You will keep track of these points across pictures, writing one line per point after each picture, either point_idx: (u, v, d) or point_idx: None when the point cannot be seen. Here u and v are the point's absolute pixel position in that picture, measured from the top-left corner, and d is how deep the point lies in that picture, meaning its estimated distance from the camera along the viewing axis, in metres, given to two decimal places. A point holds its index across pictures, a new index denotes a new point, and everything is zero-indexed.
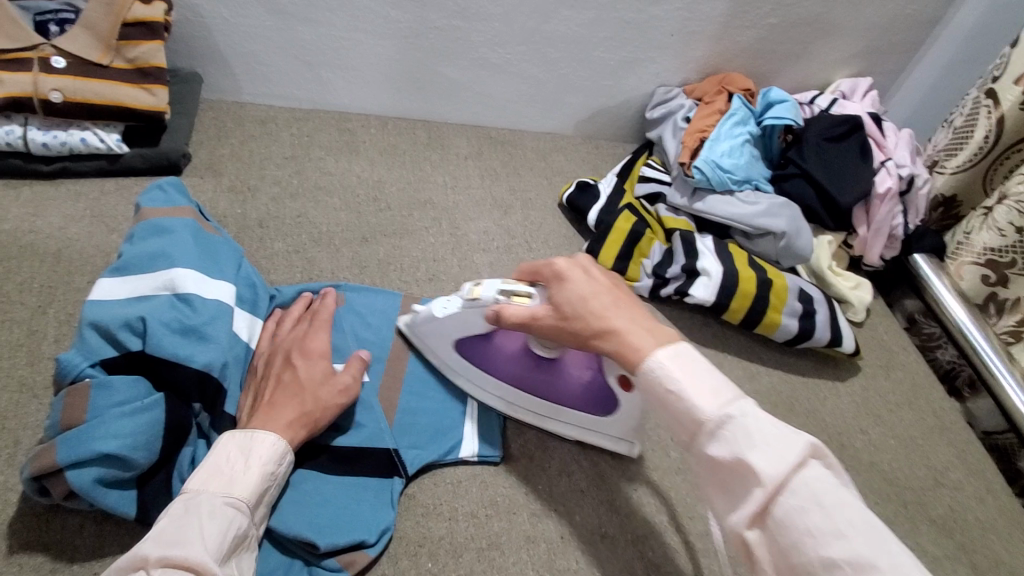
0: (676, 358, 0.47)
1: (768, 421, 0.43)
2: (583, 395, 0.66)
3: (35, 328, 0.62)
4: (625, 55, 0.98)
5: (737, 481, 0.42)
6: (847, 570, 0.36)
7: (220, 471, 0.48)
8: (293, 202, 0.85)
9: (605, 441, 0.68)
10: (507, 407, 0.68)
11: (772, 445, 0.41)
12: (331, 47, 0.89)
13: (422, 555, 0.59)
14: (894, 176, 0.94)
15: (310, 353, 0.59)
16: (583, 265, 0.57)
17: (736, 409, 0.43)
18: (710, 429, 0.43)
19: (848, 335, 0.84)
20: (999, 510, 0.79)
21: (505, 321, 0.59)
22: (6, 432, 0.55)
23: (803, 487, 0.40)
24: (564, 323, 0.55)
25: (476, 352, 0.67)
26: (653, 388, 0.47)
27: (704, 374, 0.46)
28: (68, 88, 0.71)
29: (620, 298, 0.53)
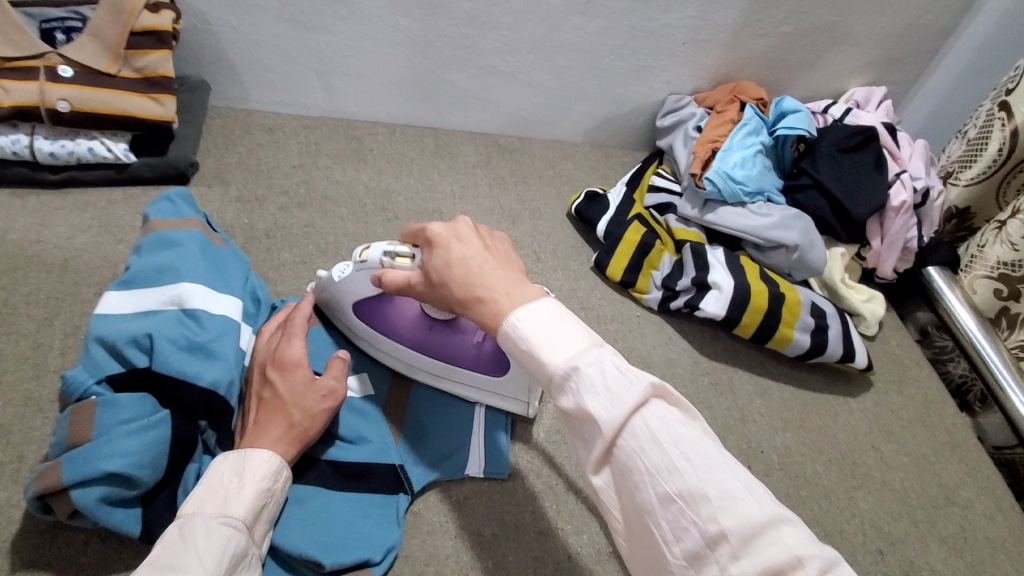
0: (536, 318, 0.44)
1: (613, 363, 0.41)
2: (478, 355, 0.65)
3: (41, 340, 0.62)
4: (635, 63, 0.97)
5: (585, 429, 0.42)
6: (679, 503, 0.38)
7: (215, 491, 0.47)
8: (301, 212, 0.84)
9: (502, 401, 0.67)
10: (409, 368, 0.68)
11: (612, 391, 0.40)
12: (340, 55, 0.89)
13: (428, 573, 0.58)
14: (908, 189, 0.92)
15: (287, 363, 0.57)
16: (458, 231, 0.52)
17: (584, 360, 0.41)
18: (558, 382, 0.42)
19: (861, 350, 0.83)
20: (1015, 531, 0.77)
21: (387, 288, 0.56)
22: (11, 447, 0.55)
23: (643, 429, 0.39)
24: (431, 288, 0.52)
25: (373, 315, 0.67)
26: (510, 348, 0.45)
27: (556, 328, 0.43)
28: (75, 97, 0.70)
29: (495, 262, 0.50)
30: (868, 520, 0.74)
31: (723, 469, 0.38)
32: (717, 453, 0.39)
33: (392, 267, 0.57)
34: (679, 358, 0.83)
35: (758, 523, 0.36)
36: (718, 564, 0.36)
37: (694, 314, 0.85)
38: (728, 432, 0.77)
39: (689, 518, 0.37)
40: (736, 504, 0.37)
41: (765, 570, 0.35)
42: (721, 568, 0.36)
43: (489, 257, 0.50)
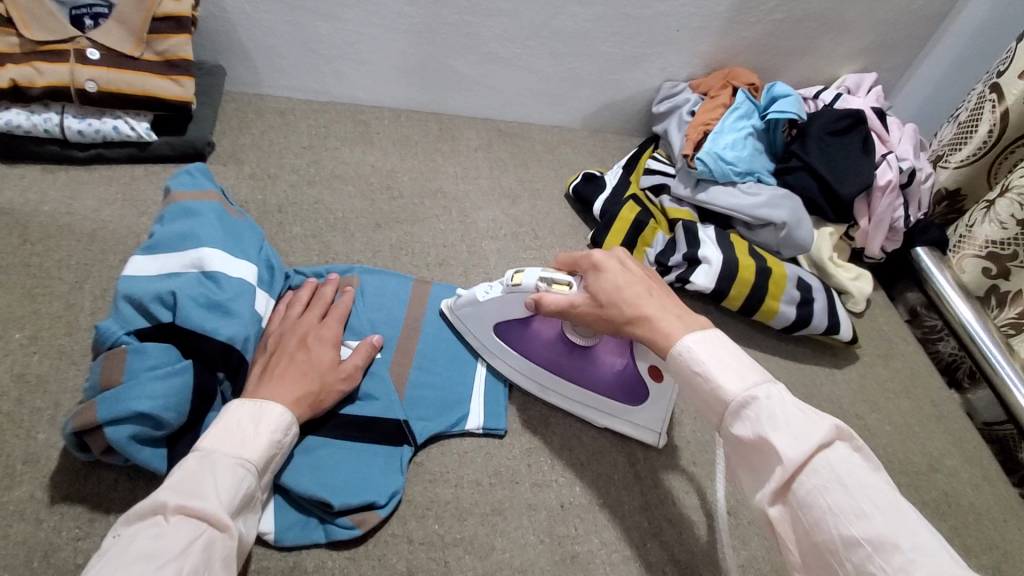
0: (706, 343, 0.53)
1: (792, 402, 0.48)
2: (613, 382, 0.70)
3: (73, 301, 0.67)
4: (631, 50, 1.01)
5: (762, 459, 0.48)
6: (868, 548, 0.41)
7: (232, 433, 0.50)
8: (311, 190, 0.89)
9: (629, 428, 0.71)
10: (542, 390, 0.73)
11: (793, 427, 0.47)
12: (347, 42, 0.93)
13: (429, 517, 0.63)
14: (894, 169, 0.95)
15: (324, 339, 0.64)
16: (618, 258, 0.63)
17: (761, 392, 0.49)
18: (735, 409, 0.50)
19: (846, 324, 0.86)
20: (992, 495, 0.81)
21: (546, 307, 0.64)
22: (48, 395, 0.60)
23: (826, 469, 0.45)
24: (598, 308, 0.61)
25: (515, 336, 0.72)
26: (680, 369, 0.54)
27: (726, 356, 0.52)
28: (102, 78, 0.75)
29: (656, 292, 0.60)
30: None
31: (914, 521, 0.42)
32: (904, 505, 0.43)
33: (549, 292, 0.65)
34: None
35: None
36: None
37: (685, 288, 0.88)
38: None
39: (876, 563, 0.41)
40: (927, 556, 0.40)
41: None
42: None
43: (652, 288, 0.60)
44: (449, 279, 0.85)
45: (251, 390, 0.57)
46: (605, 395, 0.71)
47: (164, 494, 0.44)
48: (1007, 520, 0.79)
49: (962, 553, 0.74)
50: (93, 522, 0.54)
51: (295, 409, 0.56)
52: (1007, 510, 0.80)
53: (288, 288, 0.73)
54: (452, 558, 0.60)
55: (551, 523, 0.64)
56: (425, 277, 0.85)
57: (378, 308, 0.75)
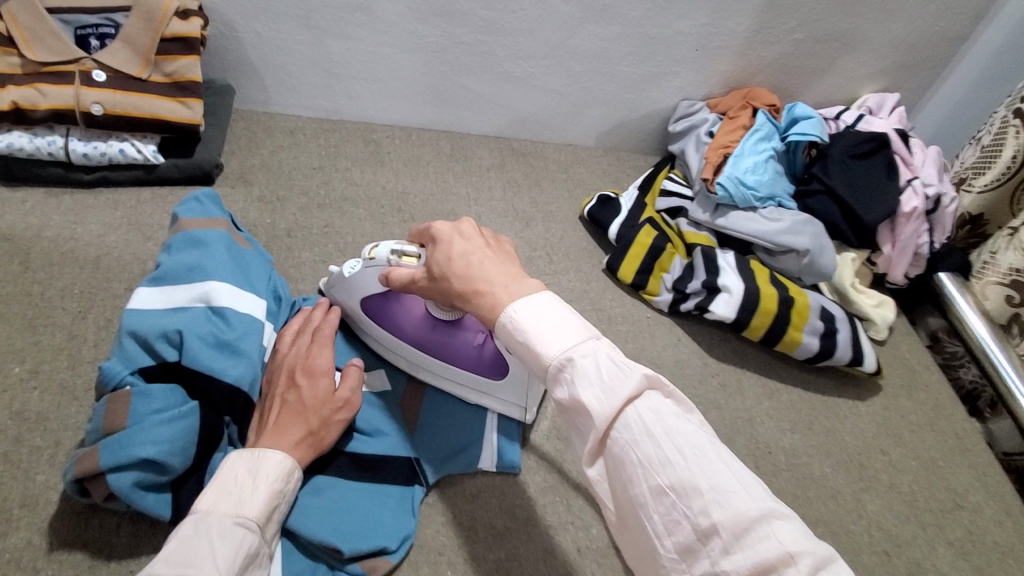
0: (535, 312, 0.45)
1: (608, 355, 0.43)
2: (477, 360, 0.66)
3: (76, 332, 0.65)
4: (649, 70, 0.99)
5: (580, 420, 0.43)
6: (671, 495, 0.38)
7: (230, 489, 0.48)
8: (321, 213, 0.87)
9: (497, 404, 0.68)
10: (411, 366, 0.69)
11: (605, 382, 0.41)
12: (359, 61, 0.91)
13: (442, 562, 0.60)
14: (921, 196, 0.92)
15: (313, 371, 0.59)
16: (460, 226, 0.54)
17: (579, 352, 0.43)
18: (554, 374, 0.43)
19: (870, 355, 0.83)
20: (1019, 534, 0.78)
21: (394, 282, 0.58)
22: (48, 433, 0.58)
23: (637, 422, 0.41)
24: (434, 283, 0.53)
25: (380, 313, 0.68)
26: (508, 341, 0.46)
27: (556, 323, 0.44)
28: (108, 101, 0.74)
29: (496, 258, 0.51)
30: (876, 522, 0.74)
31: (716, 460, 0.39)
32: (708, 445, 0.40)
33: (398, 265, 0.60)
34: (689, 359, 0.84)
35: (749, 518, 0.36)
36: (709, 556, 0.37)
37: (704, 317, 0.86)
38: (736, 431, 0.78)
39: (680, 508, 0.38)
40: (726, 496, 0.37)
41: (755, 563, 0.35)
42: (711, 560, 0.37)
43: (490, 255, 0.51)
44: None
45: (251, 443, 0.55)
46: (470, 371, 0.67)
47: (157, 567, 0.40)
48: None
49: None
50: (94, 570, 0.52)
51: (298, 453, 0.54)
52: None
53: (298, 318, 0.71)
54: None
55: (567, 569, 0.61)
56: None
57: None
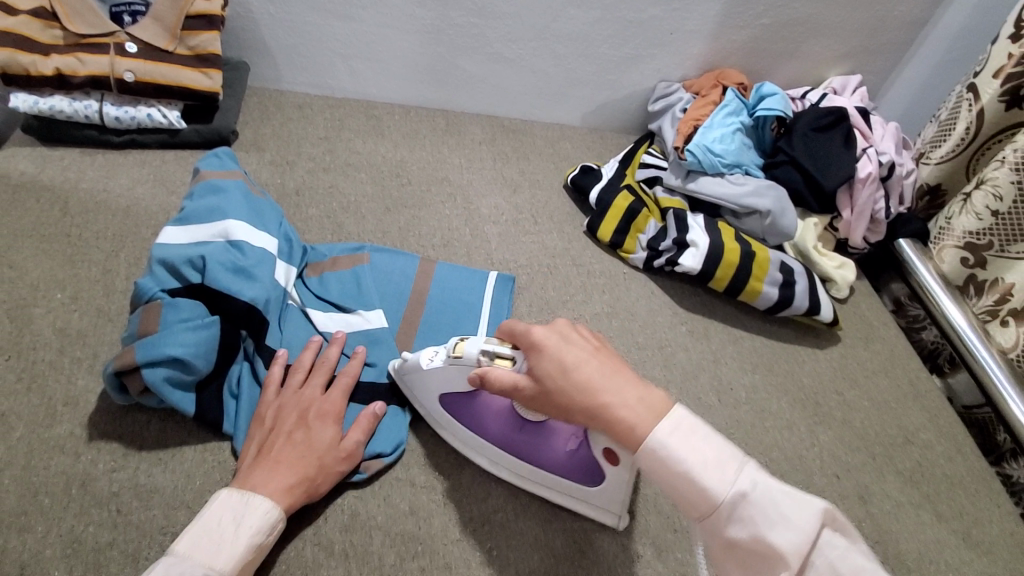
0: (679, 435, 0.50)
1: (777, 487, 0.48)
2: (568, 463, 0.64)
3: (110, 267, 0.74)
4: (627, 52, 1.08)
5: (761, 560, 0.47)
6: None
7: (212, 534, 0.51)
8: (326, 176, 0.96)
9: (589, 509, 0.65)
10: (494, 466, 0.68)
11: (788, 520, 0.46)
12: (362, 42, 1.01)
13: (431, 465, 0.68)
14: (874, 163, 1.01)
15: (325, 417, 0.63)
16: (560, 331, 0.58)
17: (747, 483, 0.48)
18: (726, 512, 0.48)
19: (826, 305, 0.91)
20: (968, 469, 0.82)
21: (489, 383, 0.59)
22: (88, 347, 0.67)
23: (822, 560, 0.46)
24: (546, 393, 0.56)
25: (464, 408, 0.67)
26: (660, 471, 0.50)
27: (709, 451, 0.49)
28: (139, 69, 0.83)
29: (609, 369, 0.56)
30: (828, 450, 0.80)
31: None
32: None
33: (491, 366, 0.60)
34: (660, 309, 0.92)
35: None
36: None
37: (675, 271, 0.94)
38: (700, 369, 0.85)
39: None
40: None
41: None
42: None
43: (605, 366, 0.56)
44: (453, 258, 0.91)
45: (244, 473, 0.58)
46: (559, 474, 0.65)
47: None
48: (980, 492, 0.80)
49: (935, 518, 0.76)
50: (128, 455, 0.61)
51: (288, 499, 0.56)
52: (981, 483, 0.81)
53: (308, 261, 0.80)
54: (449, 502, 0.65)
55: None
56: (431, 257, 0.91)
57: (386, 283, 0.80)
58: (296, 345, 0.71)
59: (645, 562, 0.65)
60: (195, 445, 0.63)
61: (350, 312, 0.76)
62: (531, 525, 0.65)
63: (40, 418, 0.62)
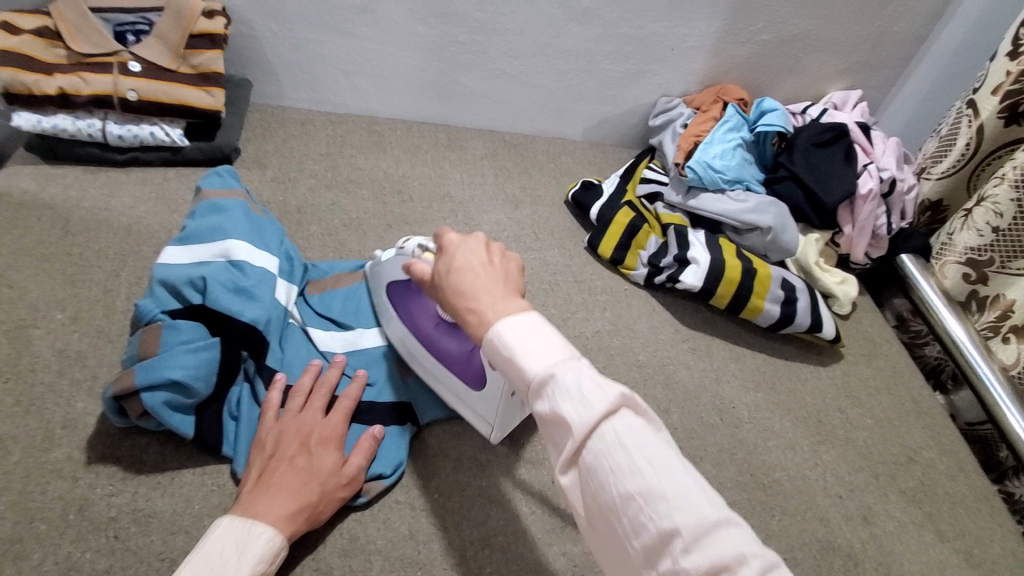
0: (517, 327, 0.49)
1: (588, 372, 0.46)
2: (466, 366, 0.69)
3: (111, 287, 0.75)
4: (628, 68, 1.08)
5: (557, 431, 0.46)
6: (638, 501, 0.41)
7: (211, 563, 0.49)
8: (327, 192, 0.96)
9: (472, 417, 0.71)
10: (406, 353, 0.74)
11: (586, 399, 0.44)
12: (365, 58, 1.01)
13: (430, 487, 0.68)
14: (875, 178, 1.00)
15: (326, 441, 0.61)
16: (465, 239, 0.60)
17: (561, 369, 0.46)
18: (536, 388, 0.46)
19: (828, 322, 0.90)
20: (972, 488, 0.82)
21: (414, 275, 0.63)
22: (88, 368, 0.67)
23: (611, 433, 0.43)
24: (437, 292, 0.59)
25: (400, 299, 0.73)
26: (492, 355, 0.50)
27: (537, 338, 0.48)
28: (143, 88, 0.84)
29: (490, 273, 0.56)
30: (830, 470, 0.80)
31: (684, 474, 0.42)
32: (676, 459, 0.43)
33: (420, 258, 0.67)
34: (661, 326, 0.92)
35: (711, 522, 0.40)
36: (672, 558, 0.40)
37: (676, 288, 0.93)
38: (702, 387, 0.85)
39: (646, 513, 0.41)
40: (692, 505, 0.40)
41: (712, 565, 0.38)
42: (674, 562, 0.39)
43: (484, 271, 0.56)
44: None
45: (242, 500, 0.56)
46: (457, 376, 0.70)
47: None
48: (985, 512, 0.80)
49: (939, 539, 0.76)
50: (126, 479, 0.61)
51: (291, 528, 0.55)
52: (986, 504, 0.81)
53: (308, 279, 0.80)
54: (449, 524, 0.65)
55: (542, 496, 0.69)
56: None
57: None
58: (297, 365, 0.70)
59: None
60: (194, 468, 0.62)
61: (351, 330, 0.76)
62: (533, 548, 0.65)
63: (40, 440, 0.62)
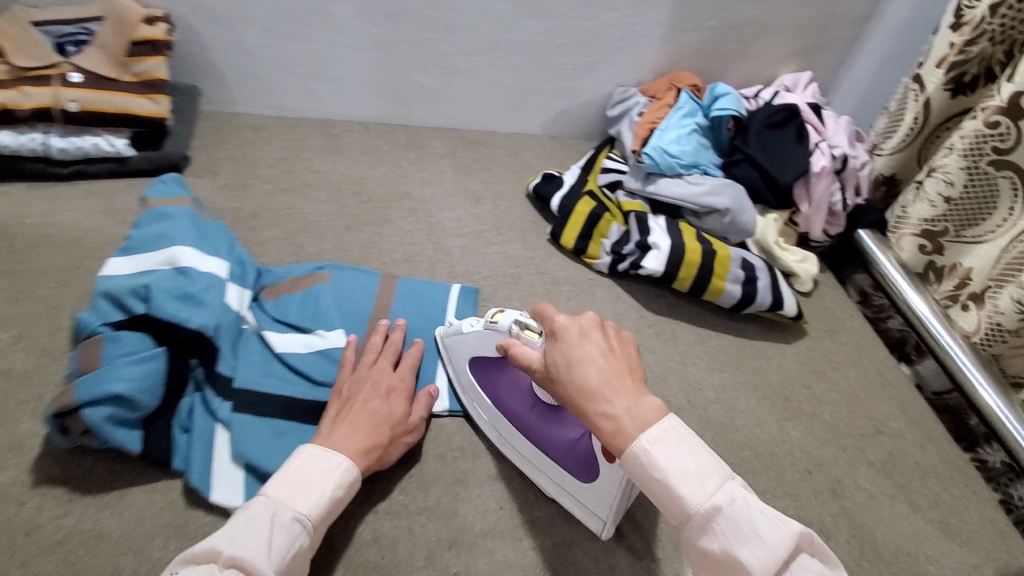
0: (669, 445, 0.49)
1: (756, 505, 0.47)
2: (569, 453, 0.66)
3: (56, 303, 0.72)
4: (582, 59, 1.09)
5: (728, 570, 0.46)
6: None
7: (297, 485, 0.54)
8: (283, 197, 0.94)
9: (576, 508, 0.65)
10: (496, 437, 0.70)
11: (761, 538, 0.45)
12: (316, 61, 1.00)
13: (395, 490, 0.66)
14: (827, 156, 1.02)
15: (396, 393, 0.68)
16: (583, 325, 0.56)
17: (725, 499, 0.47)
18: (700, 521, 0.47)
19: (789, 299, 0.91)
20: (939, 456, 0.83)
21: (514, 361, 0.59)
22: (33, 388, 0.65)
23: None
24: (553, 382, 0.55)
25: (487, 378, 0.71)
26: (642, 476, 0.49)
27: (692, 460, 0.48)
28: (85, 99, 0.81)
29: (617, 368, 0.53)
30: (799, 446, 0.80)
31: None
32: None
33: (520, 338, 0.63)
34: (627, 313, 0.91)
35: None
36: None
37: (639, 275, 0.93)
38: (670, 372, 0.85)
39: None
40: None
41: None
42: None
43: (613, 366, 0.53)
44: (415, 273, 0.89)
45: (323, 431, 0.61)
46: (559, 463, 0.66)
47: (222, 542, 0.46)
48: (953, 478, 0.81)
49: (909, 508, 0.77)
50: (74, 500, 0.58)
51: (365, 463, 0.60)
52: (954, 470, 0.82)
53: (262, 285, 0.78)
54: (415, 526, 0.64)
55: (510, 492, 0.68)
56: (392, 273, 0.89)
57: (347, 300, 0.79)
58: (250, 373, 0.67)
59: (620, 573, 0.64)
60: (145, 485, 0.60)
61: (309, 333, 0.74)
62: (501, 545, 0.64)
63: None
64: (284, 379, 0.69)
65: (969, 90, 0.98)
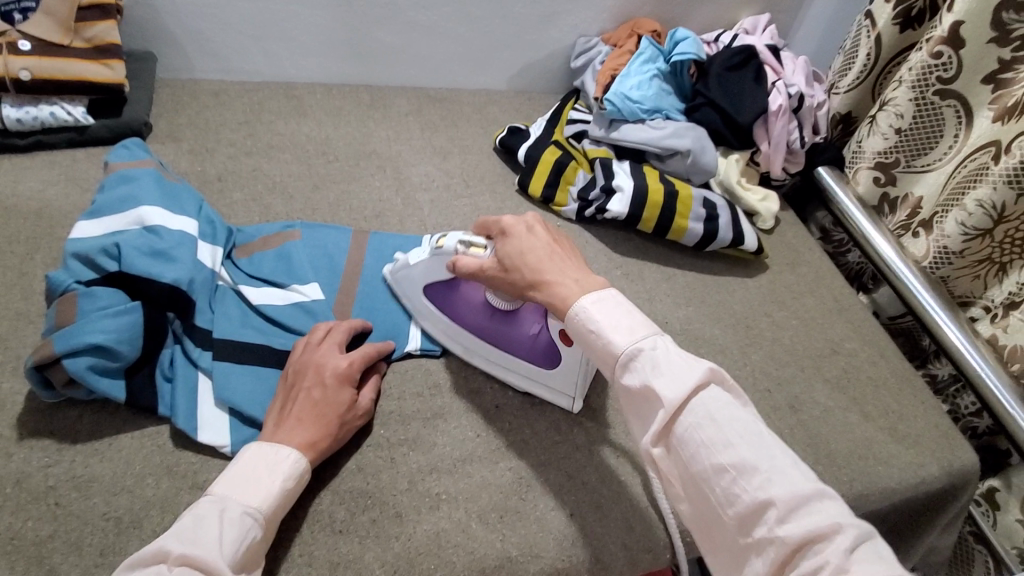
0: (601, 303, 0.58)
1: (674, 350, 0.55)
2: (532, 346, 0.73)
3: (26, 270, 0.74)
4: (542, 10, 1.09)
5: (648, 405, 0.54)
6: (732, 472, 0.49)
7: (244, 480, 0.55)
8: (248, 159, 0.94)
9: (545, 392, 0.73)
10: (465, 352, 0.75)
11: (673, 374, 0.53)
12: (273, 21, 0.99)
13: (376, 424, 0.69)
14: (783, 94, 1.04)
15: (341, 377, 0.65)
16: (527, 223, 0.67)
17: (648, 346, 0.55)
18: (624, 362, 0.55)
19: (750, 235, 0.95)
20: (890, 370, 0.89)
21: (462, 271, 0.69)
22: (10, 350, 0.67)
23: (700, 407, 0.52)
24: (505, 273, 0.66)
25: (443, 298, 0.75)
26: (581, 332, 0.59)
27: (622, 316, 0.57)
28: (35, 67, 0.80)
29: (560, 253, 0.65)
30: (758, 368, 0.85)
31: (773, 447, 0.50)
32: (765, 434, 0.51)
33: (466, 254, 0.70)
34: (595, 256, 0.94)
35: (803, 493, 0.47)
36: (766, 525, 0.47)
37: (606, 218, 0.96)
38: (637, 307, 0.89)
39: (740, 483, 0.48)
40: (786, 478, 0.48)
41: (810, 533, 0.45)
42: (768, 528, 0.47)
43: (556, 252, 0.65)
44: (386, 228, 0.91)
45: (267, 431, 0.61)
46: (526, 359, 0.74)
47: (168, 543, 0.49)
48: (902, 389, 0.87)
49: (861, 417, 0.83)
50: (62, 450, 0.61)
51: (312, 453, 0.60)
52: (903, 381, 0.88)
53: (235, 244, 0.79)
54: (398, 455, 0.67)
55: (487, 420, 0.72)
56: (364, 229, 0.91)
57: (322, 255, 0.80)
58: (229, 324, 0.70)
59: (595, 484, 0.68)
60: (132, 432, 0.64)
61: (284, 287, 0.76)
62: (480, 468, 0.68)
63: None
64: (262, 329, 0.71)
65: (916, 25, 1.01)
